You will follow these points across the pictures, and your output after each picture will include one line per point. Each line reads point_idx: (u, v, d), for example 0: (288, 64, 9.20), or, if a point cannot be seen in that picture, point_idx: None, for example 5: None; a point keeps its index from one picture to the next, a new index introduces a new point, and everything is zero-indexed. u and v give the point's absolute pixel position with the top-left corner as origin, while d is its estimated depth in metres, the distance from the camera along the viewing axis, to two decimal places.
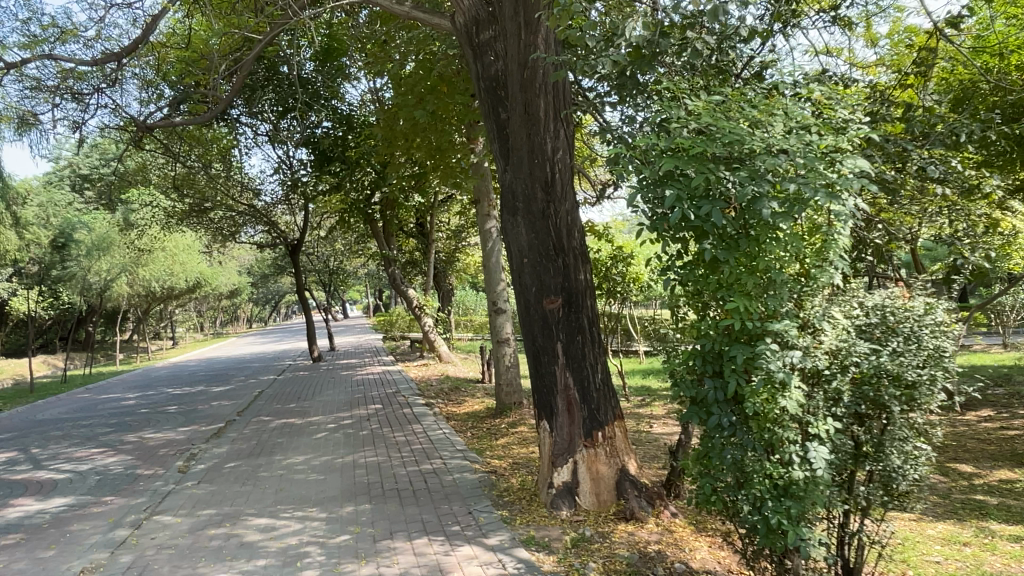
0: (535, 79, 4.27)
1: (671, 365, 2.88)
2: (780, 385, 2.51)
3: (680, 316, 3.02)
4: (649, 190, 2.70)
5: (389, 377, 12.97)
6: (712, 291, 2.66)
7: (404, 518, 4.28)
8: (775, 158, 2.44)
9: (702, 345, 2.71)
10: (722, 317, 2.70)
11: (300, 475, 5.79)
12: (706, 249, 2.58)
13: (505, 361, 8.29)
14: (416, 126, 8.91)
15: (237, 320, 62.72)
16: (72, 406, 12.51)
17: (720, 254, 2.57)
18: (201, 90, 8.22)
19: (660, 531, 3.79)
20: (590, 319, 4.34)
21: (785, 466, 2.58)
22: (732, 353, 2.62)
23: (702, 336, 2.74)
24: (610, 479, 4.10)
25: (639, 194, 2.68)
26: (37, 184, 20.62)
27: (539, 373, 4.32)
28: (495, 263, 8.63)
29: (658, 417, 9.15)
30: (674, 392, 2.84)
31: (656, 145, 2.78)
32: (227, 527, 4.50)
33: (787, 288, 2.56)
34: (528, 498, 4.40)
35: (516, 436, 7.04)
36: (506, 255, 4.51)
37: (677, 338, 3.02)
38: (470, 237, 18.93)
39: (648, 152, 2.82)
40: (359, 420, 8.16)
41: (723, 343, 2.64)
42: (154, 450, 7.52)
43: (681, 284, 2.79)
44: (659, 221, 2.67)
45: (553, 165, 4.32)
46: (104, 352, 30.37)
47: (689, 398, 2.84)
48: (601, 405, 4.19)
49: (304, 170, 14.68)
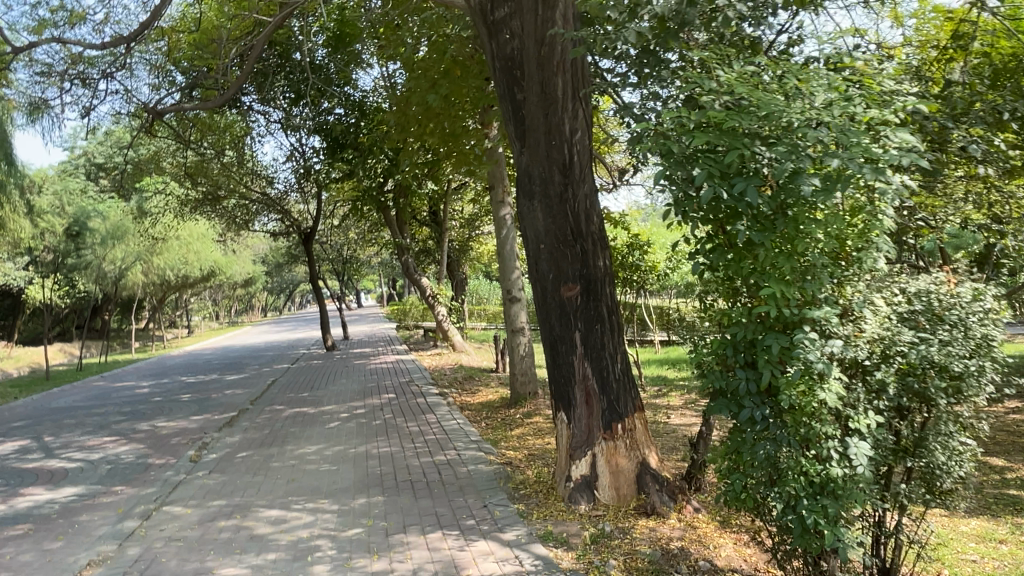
0: (553, 56, 4.09)
1: (699, 356, 2.74)
2: (818, 376, 2.37)
3: (709, 304, 2.86)
4: (678, 169, 2.55)
5: (402, 366, 12.89)
6: (746, 276, 2.51)
7: (418, 511, 4.17)
8: (814, 131, 2.28)
9: (733, 333, 2.57)
10: (755, 304, 2.56)
11: (312, 466, 5.69)
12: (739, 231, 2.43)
13: (520, 350, 8.15)
14: (430, 112, 8.72)
15: (252, 309, 63.04)
16: (87, 395, 12.53)
17: (754, 237, 2.42)
18: (211, 75, 8.09)
19: (683, 527, 3.64)
20: (609, 307, 4.18)
21: (822, 463, 2.42)
22: (766, 342, 2.47)
23: (734, 324, 2.59)
24: (630, 474, 3.94)
25: (665, 174, 2.53)
26: (52, 173, 20.68)
27: (557, 363, 4.18)
28: (510, 251, 8.47)
29: (675, 407, 8.99)
30: (702, 384, 2.71)
31: (686, 121, 2.63)
32: (237, 519, 4.41)
33: (828, 272, 2.38)
34: (545, 492, 4.26)
35: (531, 427, 6.89)
36: (522, 241, 4.36)
37: (707, 327, 2.87)
38: (484, 225, 18.76)
39: (677, 130, 2.67)
40: (372, 409, 8.06)
41: (757, 332, 2.49)
42: (167, 439, 7.47)
43: (711, 269, 2.63)
44: (688, 203, 2.52)
45: (571, 147, 4.16)
46: (120, 340, 30.59)
47: (719, 391, 2.70)
48: (621, 396, 4.04)
49: (316, 157, 14.54)
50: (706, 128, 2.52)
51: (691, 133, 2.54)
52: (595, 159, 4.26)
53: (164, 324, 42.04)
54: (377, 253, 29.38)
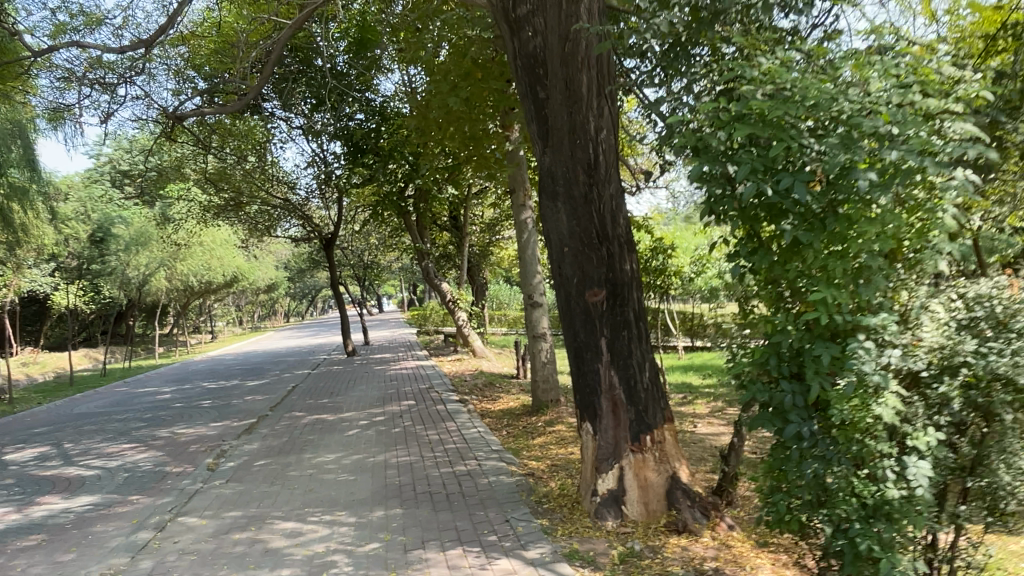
0: (578, 52, 3.93)
1: (738, 364, 2.56)
2: (872, 390, 2.23)
3: (749, 308, 2.70)
4: (717, 165, 2.39)
5: (423, 372, 12.79)
6: (793, 278, 2.36)
7: (438, 525, 4.01)
8: (871, 120, 2.11)
9: (778, 342, 2.40)
10: (802, 310, 2.41)
11: (330, 475, 5.56)
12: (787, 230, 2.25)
13: (542, 356, 7.96)
14: (451, 115, 8.59)
15: (275, 314, 63.55)
16: (109, 400, 12.58)
17: (802, 236, 2.25)
18: (231, 80, 8.06)
19: (717, 546, 3.44)
20: (636, 312, 3.99)
21: (876, 483, 2.25)
22: (814, 350, 2.30)
23: (779, 330, 2.42)
24: (659, 488, 3.75)
25: (700, 170, 2.36)
26: (78, 180, 20.94)
27: (581, 371, 4.00)
28: (532, 254, 8.26)
29: (702, 416, 8.77)
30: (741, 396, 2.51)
31: (724, 111, 2.46)
32: (252, 531, 4.28)
33: (884, 275, 2.25)
34: (570, 506, 4.08)
35: (553, 436, 6.70)
36: (545, 244, 4.19)
37: (746, 332, 2.69)
38: (504, 230, 18.64)
39: (715, 121, 2.50)
40: (391, 417, 7.92)
41: (805, 340, 2.33)
42: (185, 446, 7.41)
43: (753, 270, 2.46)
44: (728, 201, 2.38)
45: (596, 145, 3.99)
46: (145, 345, 30.92)
47: (760, 403, 2.51)
48: (649, 406, 3.85)
49: (337, 163, 14.50)
50: (746, 119, 2.34)
51: (731, 125, 2.36)
52: (621, 158, 4.09)
53: (188, 330, 42.50)
54: (398, 259, 29.38)
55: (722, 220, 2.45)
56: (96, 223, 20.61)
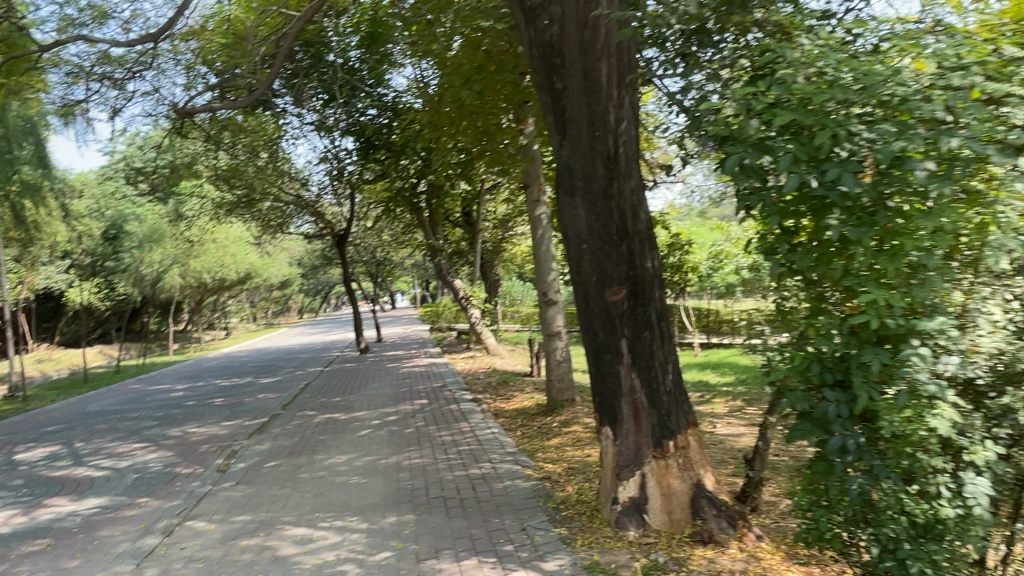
0: (597, 40, 3.76)
1: (777, 368, 2.49)
2: (927, 401, 2.15)
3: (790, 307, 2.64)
4: (756, 156, 2.32)
5: (435, 370, 12.67)
6: (838, 277, 2.30)
7: (451, 533, 3.86)
8: (930, 106, 2.00)
9: (820, 348, 2.34)
10: (849, 312, 2.36)
11: (341, 478, 5.43)
12: (833, 226, 2.19)
13: (556, 355, 7.78)
14: (464, 109, 8.43)
15: (288, 311, 63.77)
16: (122, 398, 12.55)
17: (851, 232, 2.18)
18: (241, 75, 7.94)
19: (745, 558, 3.27)
20: (659, 312, 3.81)
21: (929, 501, 2.19)
22: (862, 357, 2.24)
23: (823, 335, 2.35)
24: (683, 496, 3.58)
25: (737, 160, 2.28)
26: (93, 178, 21.00)
27: (601, 373, 3.83)
28: (546, 251, 8.06)
29: (720, 416, 8.57)
30: (781, 407, 2.48)
31: (763, 95, 2.36)
32: (261, 537, 4.16)
33: (942, 276, 2.16)
34: (589, 514, 3.91)
35: (569, 437, 6.54)
36: (563, 240, 4.03)
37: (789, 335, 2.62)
38: (517, 225, 18.47)
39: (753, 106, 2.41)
40: (404, 416, 7.79)
41: (851, 347, 2.28)
42: (196, 446, 7.32)
43: (794, 267, 2.40)
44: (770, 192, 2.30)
45: (616, 137, 3.81)
46: (159, 342, 31.05)
47: (801, 414, 2.48)
48: (673, 411, 3.68)
49: (349, 159, 14.38)
50: (789, 107, 2.25)
51: (772, 114, 2.28)
52: (641, 151, 3.90)
53: (202, 326, 42.69)
54: (410, 255, 29.28)
55: (763, 214, 2.38)
56: (109, 220, 20.64)
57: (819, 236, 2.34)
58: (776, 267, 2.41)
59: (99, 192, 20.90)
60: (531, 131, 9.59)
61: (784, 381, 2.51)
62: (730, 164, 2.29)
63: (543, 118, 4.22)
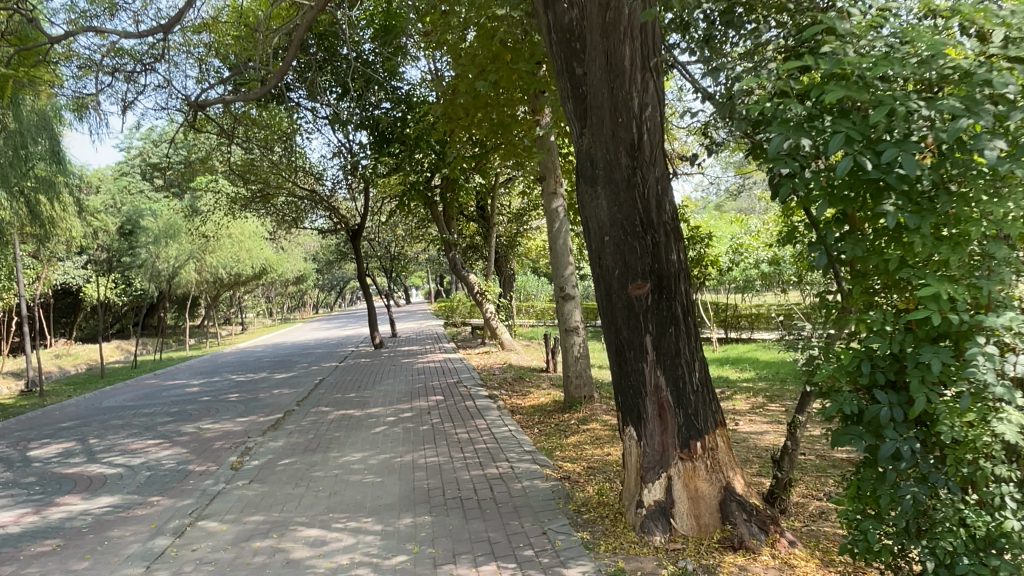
0: (620, 21, 3.58)
1: (823, 368, 2.33)
2: (992, 404, 2.01)
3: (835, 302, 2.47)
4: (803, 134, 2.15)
5: (450, 365, 12.58)
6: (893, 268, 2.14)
7: (469, 536, 3.73)
8: (1003, 79, 1.84)
9: (874, 345, 2.18)
10: (906, 307, 2.21)
11: (356, 476, 5.31)
12: (891, 212, 2.03)
13: (574, 351, 7.61)
14: (479, 100, 8.26)
15: (304, 306, 64.06)
16: (139, 393, 12.56)
17: (910, 220, 2.02)
18: (254, 67, 7.84)
19: (780, 566, 3.12)
20: (684, 307, 3.65)
21: (990, 512, 2.07)
22: (920, 356, 2.08)
23: (876, 331, 2.20)
24: (711, 500, 3.43)
25: (783, 138, 2.10)
26: (109, 174, 21.08)
27: (624, 370, 3.68)
28: (563, 245, 7.88)
29: (742, 413, 8.38)
30: (826, 410, 2.30)
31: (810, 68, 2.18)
32: (274, 539, 4.04)
33: (1009, 266, 2.00)
34: (612, 516, 3.77)
35: (588, 435, 6.38)
36: (584, 232, 3.87)
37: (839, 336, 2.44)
38: (532, 219, 18.30)
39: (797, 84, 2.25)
40: (419, 413, 7.67)
41: (908, 345, 2.11)
42: (210, 443, 7.25)
43: (844, 256, 2.23)
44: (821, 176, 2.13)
45: (640, 124, 3.65)
46: (176, 337, 31.24)
47: (847, 417, 2.30)
48: (700, 410, 3.52)
49: (363, 152, 14.26)
50: (839, 81, 2.08)
51: (821, 90, 2.11)
52: (666, 139, 3.73)
53: (219, 321, 42.96)
54: (424, 250, 29.19)
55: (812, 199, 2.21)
56: (125, 216, 20.71)
57: (874, 222, 2.19)
58: (824, 257, 2.28)
59: (115, 188, 20.96)
60: (547, 122, 9.40)
61: (830, 379, 2.40)
62: (775, 145, 2.10)
63: (563, 105, 4.06)
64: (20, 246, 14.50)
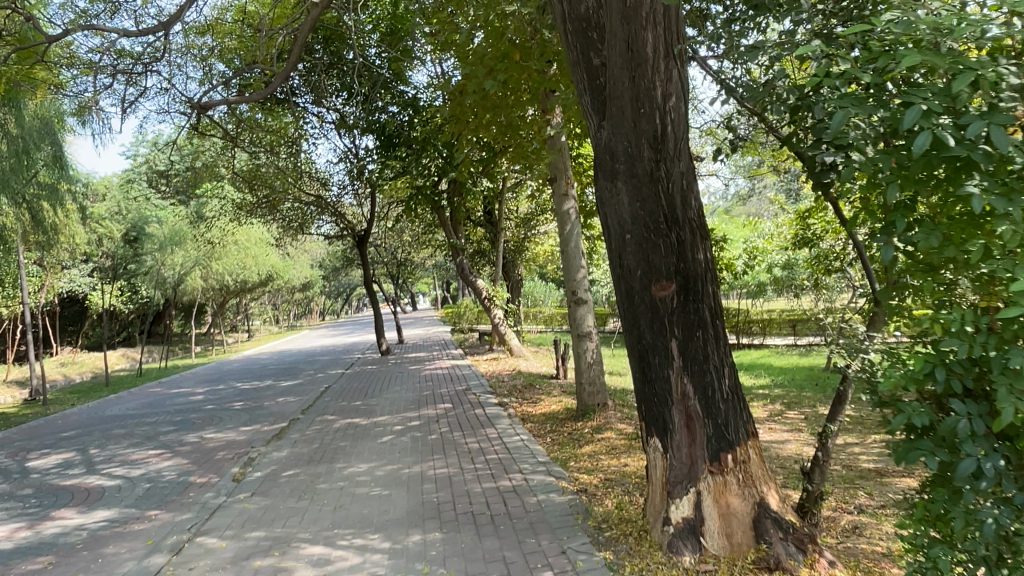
0: (641, 4, 3.34)
1: (890, 375, 2.13)
2: None
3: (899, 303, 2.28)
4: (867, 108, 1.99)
5: (458, 372, 12.34)
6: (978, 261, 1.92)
7: (482, 555, 3.50)
8: None
9: (953, 347, 1.97)
10: (984, 304, 2.00)
11: (362, 489, 5.08)
12: (976, 193, 1.82)
13: (586, 357, 7.36)
14: (487, 101, 8.04)
15: (311, 313, 63.96)
16: (142, 402, 12.38)
17: (999, 202, 1.80)
18: (258, 68, 7.66)
19: None
20: (712, 310, 3.42)
21: None
22: (1009, 359, 1.86)
23: (951, 332, 1.99)
24: (745, 517, 3.19)
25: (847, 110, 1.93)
26: (116, 181, 21.01)
27: (647, 377, 3.44)
28: (576, 249, 7.62)
29: (760, 422, 8.11)
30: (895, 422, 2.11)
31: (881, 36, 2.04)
32: (275, 557, 3.81)
33: None
34: (637, 535, 3.53)
35: (603, 445, 6.14)
36: (604, 230, 3.65)
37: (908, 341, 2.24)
38: (540, 224, 18.07)
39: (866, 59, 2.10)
40: (427, 421, 7.44)
41: (992, 346, 1.91)
42: (212, 453, 7.05)
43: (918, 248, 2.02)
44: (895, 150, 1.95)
45: (663, 115, 3.43)
46: (182, 345, 31.13)
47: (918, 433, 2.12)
48: (731, 420, 3.29)
49: (369, 157, 14.09)
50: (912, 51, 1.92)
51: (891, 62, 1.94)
52: (691, 131, 3.52)
53: (225, 328, 42.87)
54: (431, 256, 28.99)
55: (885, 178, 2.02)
56: (130, 222, 20.61)
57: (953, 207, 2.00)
58: (892, 249, 2.09)
59: (120, 194, 20.85)
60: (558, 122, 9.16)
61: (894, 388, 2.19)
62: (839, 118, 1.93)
63: (580, 98, 3.85)
64: (24, 252, 14.37)
